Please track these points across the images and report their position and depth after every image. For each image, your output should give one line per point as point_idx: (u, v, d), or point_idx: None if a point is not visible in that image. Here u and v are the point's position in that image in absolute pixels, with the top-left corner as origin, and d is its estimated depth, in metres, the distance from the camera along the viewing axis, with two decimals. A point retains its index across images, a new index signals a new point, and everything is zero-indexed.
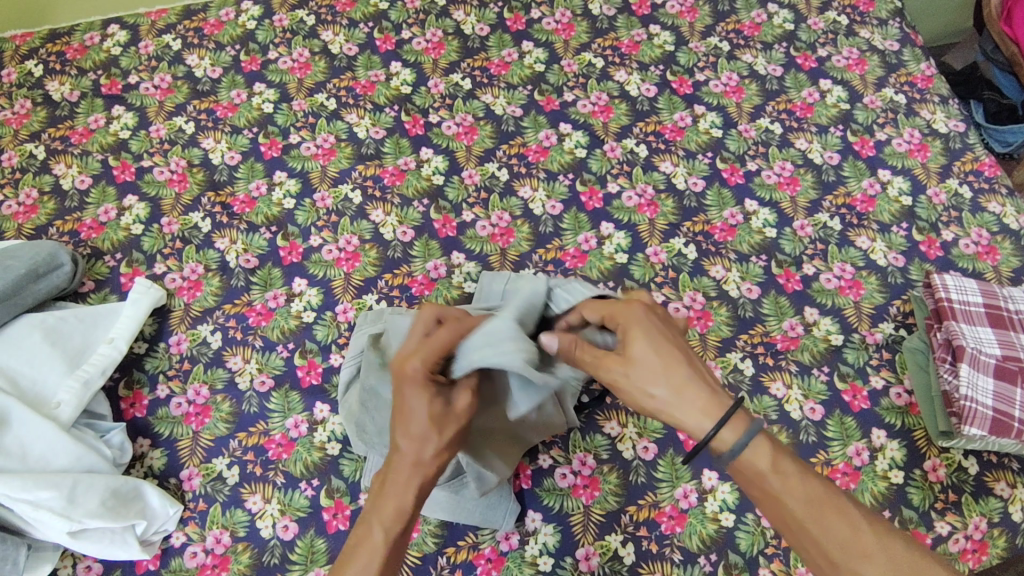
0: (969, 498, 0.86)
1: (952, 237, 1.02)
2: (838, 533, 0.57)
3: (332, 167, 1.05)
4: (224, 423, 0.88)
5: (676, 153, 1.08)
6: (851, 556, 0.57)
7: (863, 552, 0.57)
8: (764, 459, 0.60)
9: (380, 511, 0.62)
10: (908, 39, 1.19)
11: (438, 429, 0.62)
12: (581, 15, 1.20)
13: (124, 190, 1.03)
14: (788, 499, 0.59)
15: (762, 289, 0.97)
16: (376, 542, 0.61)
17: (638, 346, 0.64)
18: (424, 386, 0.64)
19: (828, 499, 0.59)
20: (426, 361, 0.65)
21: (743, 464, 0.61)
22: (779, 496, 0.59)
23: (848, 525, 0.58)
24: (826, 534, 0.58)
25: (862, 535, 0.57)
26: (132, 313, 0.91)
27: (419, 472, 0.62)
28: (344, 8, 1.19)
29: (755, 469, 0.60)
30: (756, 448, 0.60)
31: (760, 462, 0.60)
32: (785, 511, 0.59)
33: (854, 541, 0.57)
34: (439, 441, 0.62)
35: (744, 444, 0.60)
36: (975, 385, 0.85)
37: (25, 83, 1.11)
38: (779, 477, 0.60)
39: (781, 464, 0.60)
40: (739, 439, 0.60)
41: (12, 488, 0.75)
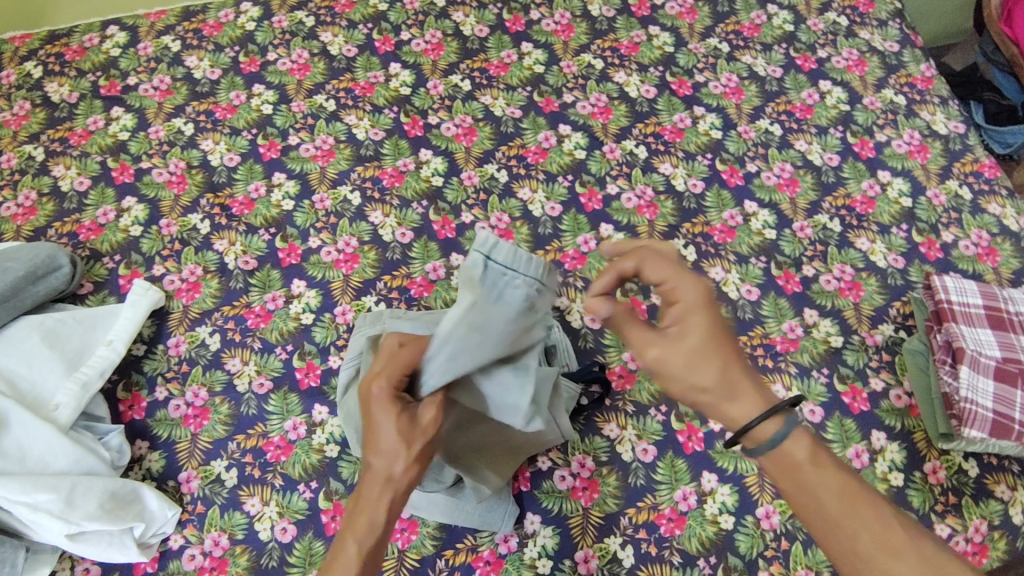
0: (970, 500, 0.86)
1: (952, 238, 1.02)
2: (869, 528, 0.55)
3: (332, 168, 1.05)
4: (223, 425, 0.88)
5: (676, 154, 1.07)
6: (882, 551, 0.54)
7: (895, 547, 0.54)
8: (804, 448, 0.58)
9: (354, 528, 0.58)
10: (908, 40, 1.19)
11: (405, 441, 0.58)
12: (581, 16, 1.20)
13: (123, 192, 1.03)
14: (822, 493, 0.56)
15: (762, 291, 0.97)
16: (350, 560, 0.58)
17: (699, 331, 0.59)
18: (387, 400, 0.60)
19: (862, 494, 0.56)
20: (391, 380, 0.61)
21: (782, 456, 0.58)
22: (812, 488, 0.56)
23: (881, 522, 0.55)
24: (857, 528, 0.55)
25: (893, 530, 0.55)
26: (131, 315, 0.91)
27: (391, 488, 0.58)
28: (343, 10, 1.19)
29: (794, 460, 0.57)
30: (796, 439, 0.58)
31: (800, 451, 0.58)
32: (818, 504, 0.56)
33: (887, 537, 0.54)
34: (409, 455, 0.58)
35: (789, 430, 0.58)
36: (975, 387, 0.84)
37: (24, 85, 1.11)
38: (819, 473, 0.57)
39: (820, 458, 0.57)
40: (783, 429, 0.58)
41: (10, 490, 0.75)
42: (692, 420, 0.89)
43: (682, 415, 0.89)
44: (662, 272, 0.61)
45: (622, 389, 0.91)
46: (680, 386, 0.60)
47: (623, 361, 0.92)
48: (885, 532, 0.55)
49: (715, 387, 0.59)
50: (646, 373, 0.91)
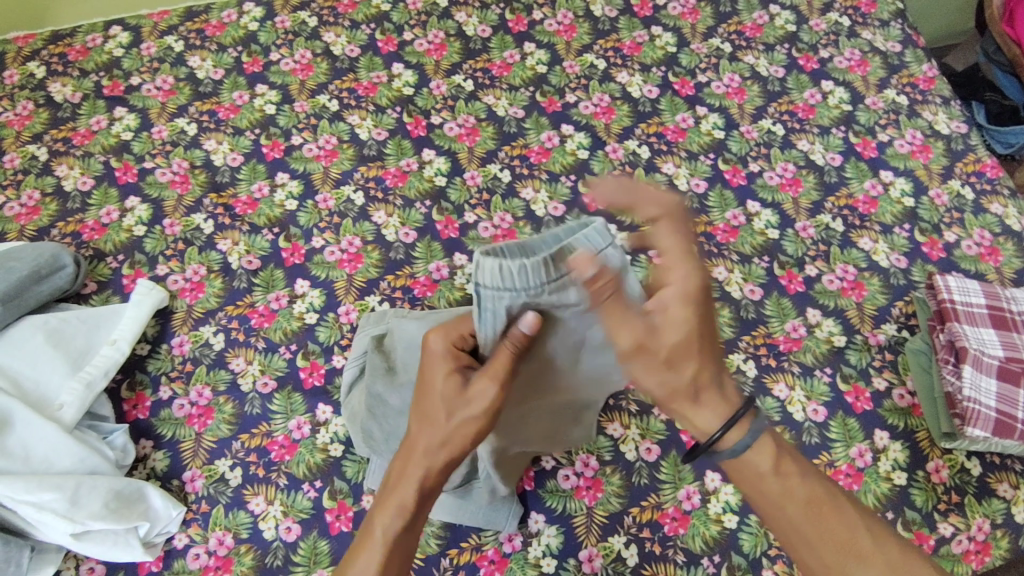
0: (972, 499, 0.86)
1: (954, 238, 1.02)
2: (832, 538, 0.56)
3: (335, 168, 1.05)
4: (227, 425, 0.88)
5: (679, 154, 1.08)
6: (848, 559, 0.55)
7: (859, 554, 0.55)
8: (770, 456, 0.56)
9: (388, 505, 0.57)
10: (909, 40, 1.19)
11: (451, 415, 0.57)
12: (583, 16, 1.20)
13: (127, 192, 1.03)
14: (785, 505, 0.56)
15: (764, 290, 0.97)
16: (377, 541, 0.57)
17: (674, 331, 0.54)
18: (444, 360, 0.59)
19: (825, 500, 0.57)
20: (448, 336, 0.59)
21: (745, 464, 0.57)
22: (777, 497, 0.56)
23: (846, 534, 0.56)
24: (823, 539, 0.56)
25: (857, 539, 0.56)
26: (135, 315, 0.91)
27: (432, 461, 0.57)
28: (346, 10, 1.19)
29: (757, 470, 0.57)
30: (760, 445, 0.56)
31: (764, 457, 0.56)
32: (782, 512, 0.56)
33: (851, 546, 0.56)
34: (452, 430, 0.57)
35: (753, 436, 0.56)
36: (978, 387, 0.85)
37: (27, 85, 1.11)
38: (784, 483, 0.56)
39: (785, 465, 0.56)
40: (745, 437, 0.56)
41: (15, 490, 0.75)
42: None
43: None
44: (668, 251, 0.56)
45: (626, 388, 0.91)
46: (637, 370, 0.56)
47: None
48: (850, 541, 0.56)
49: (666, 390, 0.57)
50: None
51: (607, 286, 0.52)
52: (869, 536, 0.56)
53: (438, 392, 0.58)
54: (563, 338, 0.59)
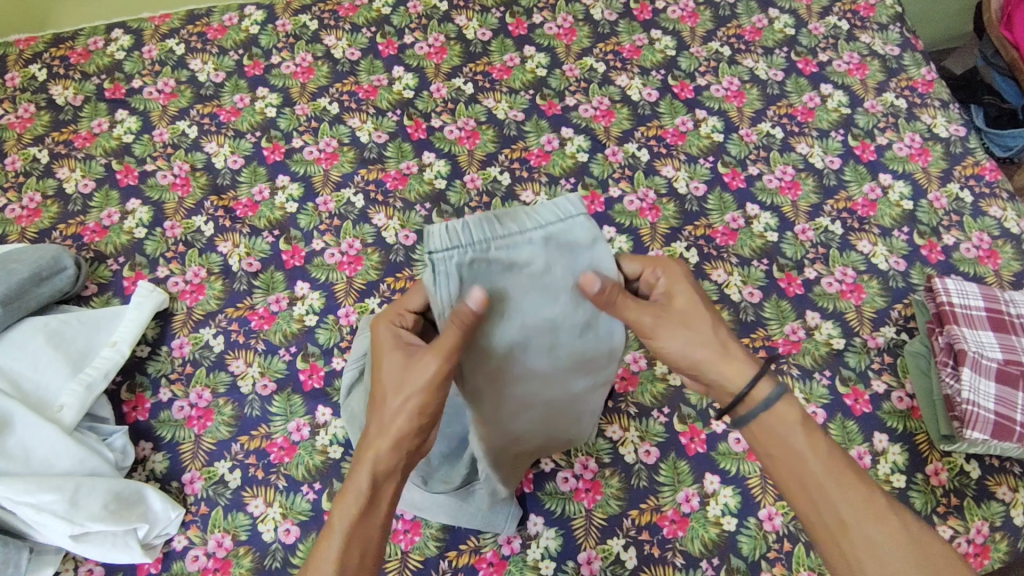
0: (971, 502, 0.86)
1: (953, 241, 1.02)
2: (850, 497, 0.59)
3: (335, 171, 1.05)
4: (227, 427, 0.88)
5: (678, 157, 1.08)
6: (863, 514, 0.59)
7: (875, 511, 0.59)
8: (793, 416, 0.62)
9: (344, 497, 0.58)
10: (908, 44, 1.20)
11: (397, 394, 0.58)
12: (583, 20, 1.20)
13: (127, 194, 1.04)
14: (807, 461, 0.60)
15: (763, 293, 0.98)
16: (336, 533, 0.57)
17: (682, 293, 0.64)
18: (390, 347, 0.61)
19: (845, 461, 0.61)
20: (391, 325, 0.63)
21: (772, 419, 0.62)
22: (800, 452, 0.61)
23: (863, 495, 0.59)
24: (841, 498, 0.59)
25: (875, 502, 0.59)
26: (135, 317, 0.91)
27: (380, 445, 0.58)
28: (346, 13, 1.19)
29: (784, 424, 0.62)
30: (787, 405, 0.62)
31: (790, 415, 0.62)
32: (803, 468, 0.61)
33: (868, 507, 0.59)
34: (397, 411, 0.58)
35: (779, 397, 0.62)
36: (976, 389, 0.85)
37: (29, 87, 1.12)
38: (809, 440, 0.61)
39: (810, 424, 0.62)
40: (775, 392, 0.62)
41: (14, 491, 0.75)
42: (694, 422, 0.89)
43: (684, 417, 0.89)
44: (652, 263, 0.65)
45: (625, 391, 0.91)
46: (666, 335, 0.62)
47: (625, 363, 0.92)
48: (867, 498, 0.59)
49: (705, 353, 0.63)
50: (649, 376, 0.92)
51: (613, 295, 0.56)
52: (884, 503, 0.59)
53: (385, 379, 0.60)
54: (521, 315, 0.56)
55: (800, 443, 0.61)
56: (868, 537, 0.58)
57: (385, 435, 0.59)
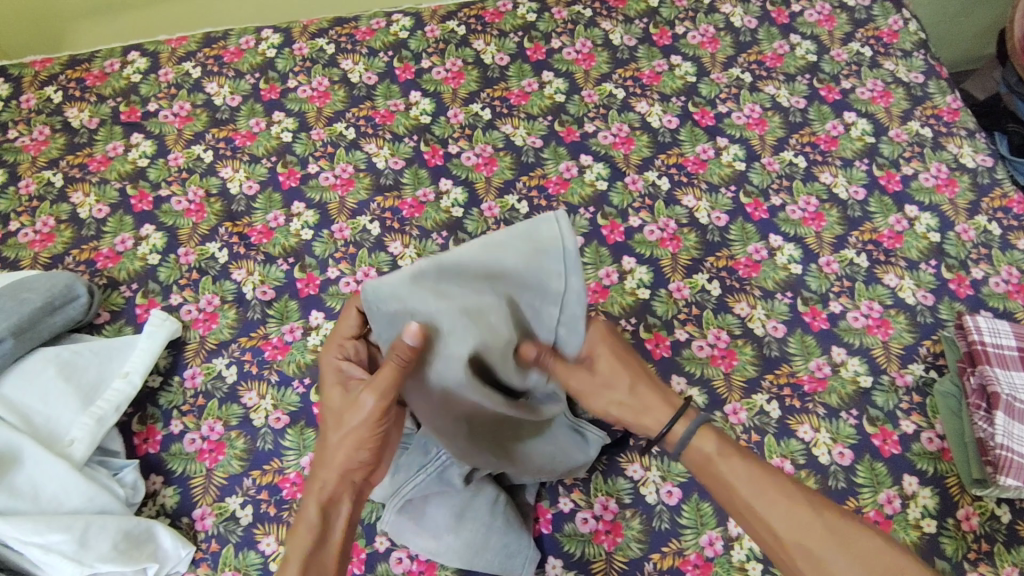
0: (1002, 548, 0.83)
1: (982, 275, 1.00)
2: (782, 510, 0.62)
3: (351, 198, 1.04)
4: (238, 461, 0.86)
5: (699, 186, 1.06)
6: (795, 525, 0.61)
7: (803, 516, 0.61)
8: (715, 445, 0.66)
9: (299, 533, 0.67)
10: (933, 71, 1.17)
11: (334, 437, 0.68)
12: (602, 45, 1.19)
13: (141, 220, 1.02)
14: (736, 485, 0.64)
15: (788, 327, 0.95)
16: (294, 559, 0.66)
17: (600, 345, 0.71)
18: (331, 385, 0.73)
19: (767, 475, 0.64)
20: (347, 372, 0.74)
21: (695, 452, 0.67)
22: (725, 478, 0.65)
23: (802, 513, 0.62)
24: (770, 513, 0.62)
25: (803, 508, 0.62)
26: (148, 346, 0.90)
27: (322, 480, 0.68)
28: (363, 37, 1.18)
29: (706, 453, 0.66)
30: (705, 439, 0.67)
31: (711, 448, 0.66)
32: (732, 494, 0.64)
33: (799, 515, 0.61)
34: (337, 447, 0.67)
35: (697, 429, 0.67)
36: (1010, 433, 0.82)
37: (44, 110, 1.11)
38: (734, 470, 0.65)
39: (729, 450, 0.66)
40: (691, 428, 0.67)
41: (23, 531, 0.74)
42: None
43: None
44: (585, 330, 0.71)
45: None
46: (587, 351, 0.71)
47: None
48: (798, 510, 0.62)
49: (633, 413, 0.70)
50: None
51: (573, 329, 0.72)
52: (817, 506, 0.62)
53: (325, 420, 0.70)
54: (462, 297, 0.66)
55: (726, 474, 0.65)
56: (804, 545, 0.61)
57: (324, 473, 0.68)
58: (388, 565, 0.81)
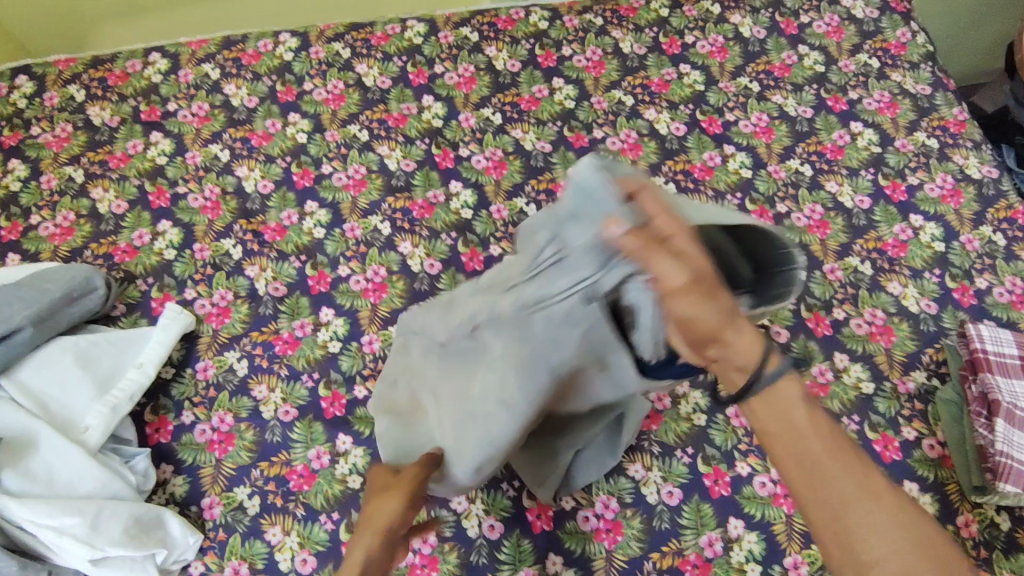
0: (1000, 555, 0.83)
1: (985, 285, 1.00)
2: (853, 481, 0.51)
3: (363, 198, 1.06)
4: (247, 452, 0.88)
5: (705, 193, 1.07)
6: (865, 503, 0.50)
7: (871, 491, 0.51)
8: (798, 389, 0.53)
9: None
10: (940, 83, 1.18)
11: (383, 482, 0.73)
12: (612, 53, 1.21)
13: (159, 216, 1.05)
14: (807, 441, 0.52)
15: (791, 333, 0.96)
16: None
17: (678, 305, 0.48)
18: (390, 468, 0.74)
19: (844, 442, 0.52)
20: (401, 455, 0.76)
21: (777, 397, 0.53)
22: (805, 429, 0.52)
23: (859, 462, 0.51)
24: (842, 478, 0.51)
25: (875, 480, 0.51)
26: (162, 338, 0.92)
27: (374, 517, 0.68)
28: (378, 42, 1.21)
29: (790, 402, 0.53)
30: (792, 384, 0.53)
31: (795, 394, 0.53)
32: (805, 454, 0.52)
33: (866, 483, 0.51)
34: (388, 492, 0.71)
35: (783, 371, 0.53)
36: (1010, 440, 0.83)
37: (67, 107, 1.15)
38: (816, 423, 0.52)
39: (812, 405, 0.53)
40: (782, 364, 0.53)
41: (37, 514, 0.76)
42: (718, 464, 0.87)
43: (708, 457, 0.88)
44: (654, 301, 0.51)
45: (648, 429, 0.89)
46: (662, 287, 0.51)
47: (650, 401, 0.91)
48: (870, 487, 0.51)
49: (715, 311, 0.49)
50: (673, 413, 0.90)
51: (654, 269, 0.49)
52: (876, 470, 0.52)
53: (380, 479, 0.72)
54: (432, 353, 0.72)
55: (802, 426, 0.52)
56: (866, 522, 0.50)
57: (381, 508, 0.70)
58: None
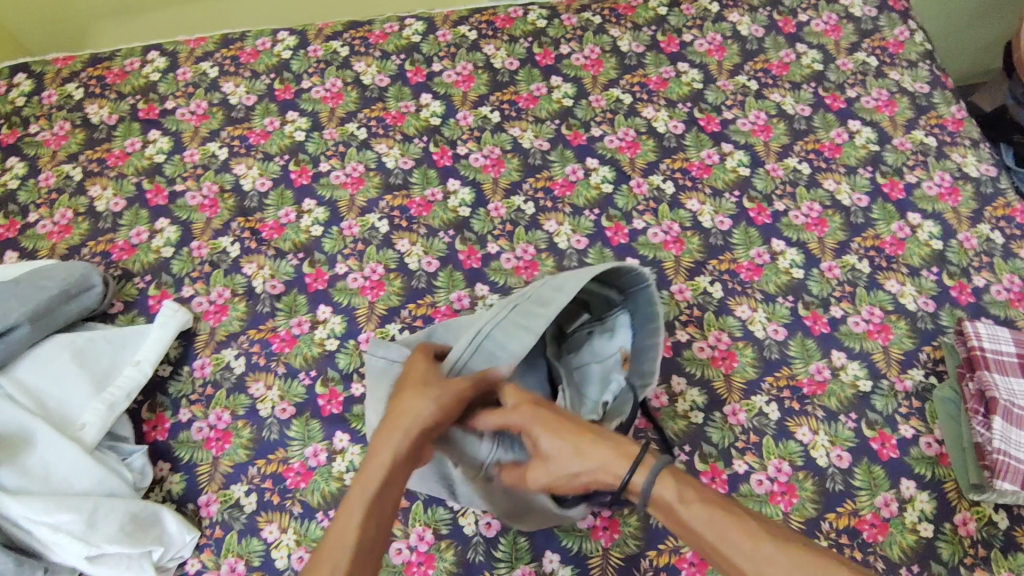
0: (998, 553, 0.83)
1: (983, 283, 1.00)
2: (745, 554, 0.55)
3: (360, 196, 1.06)
4: (244, 449, 0.88)
5: (703, 191, 1.07)
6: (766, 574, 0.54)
7: (765, 557, 0.54)
8: (670, 484, 0.60)
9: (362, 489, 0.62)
10: (938, 81, 1.18)
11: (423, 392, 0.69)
12: (610, 51, 1.21)
13: (157, 214, 1.05)
14: (698, 530, 0.58)
15: (788, 330, 0.96)
16: (356, 510, 0.60)
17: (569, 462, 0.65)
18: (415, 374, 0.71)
19: (728, 517, 0.57)
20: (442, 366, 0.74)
21: (659, 500, 0.61)
22: (688, 524, 0.59)
23: (737, 526, 0.56)
24: (737, 555, 0.55)
25: (763, 543, 0.55)
26: (159, 335, 0.92)
27: (407, 426, 0.66)
28: (376, 41, 1.21)
29: (668, 502, 0.60)
30: (664, 480, 0.61)
31: (669, 495, 0.60)
32: (703, 545, 0.58)
33: (757, 552, 0.55)
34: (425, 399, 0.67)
35: (654, 474, 0.61)
36: (1008, 439, 0.83)
37: (65, 106, 1.15)
38: (697, 513, 0.59)
39: (687, 495, 0.60)
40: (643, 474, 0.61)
41: (34, 510, 0.76)
42: (715, 461, 0.87)
43: (705, 455, 0.88)
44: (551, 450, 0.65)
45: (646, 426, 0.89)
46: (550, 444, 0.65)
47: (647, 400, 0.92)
48: (762, 553, 0.54)
49: (583, 467, 0.64)
50: (670, 412, 0.91)
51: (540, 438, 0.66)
52: (758, 526, 0.56)
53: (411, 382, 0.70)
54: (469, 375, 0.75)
55: (687, 520, 0.59)
56: None
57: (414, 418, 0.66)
58: (388, 556, 0.83)
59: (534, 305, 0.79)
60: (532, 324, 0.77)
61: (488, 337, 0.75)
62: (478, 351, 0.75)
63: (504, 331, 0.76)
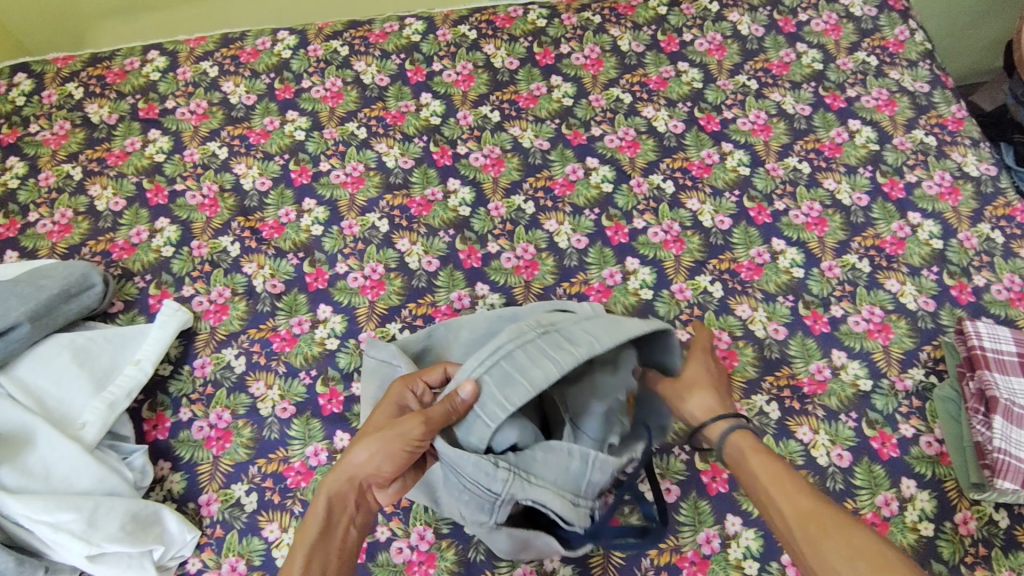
0: (999, 552, 0.83)
1: (983, 282, 1.00)
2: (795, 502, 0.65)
3: (360, 196, 1.06)
4: (245, 449, 0.88)
5: (703, 190, 1.07)
6: (804, 521, 0.63)
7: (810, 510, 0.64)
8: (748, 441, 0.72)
9: (303, 538, 0.67)
10: (939, 81, 1.18)
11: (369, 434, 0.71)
12: (610, 51, 1.21)
13: (157, 213, 1.05)
14: (757, 476, 0.69)
15: (789, 330, 0.96)
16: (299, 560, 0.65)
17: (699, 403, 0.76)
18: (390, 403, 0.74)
19: (789, 477, 0.67)
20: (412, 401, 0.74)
21: (732, 450, 0.73)
22: (751, 469, 0.70)
23: (795, 486, 0.66)
24: (784, 500, 0.66)
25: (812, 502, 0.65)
26: (160, 335, 0.92)
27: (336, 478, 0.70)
28: (376, 40, 1.21)
29: (739, 452, 0.72)
30: (741, 437, 0.73)
31: (745, 445, 0.72)
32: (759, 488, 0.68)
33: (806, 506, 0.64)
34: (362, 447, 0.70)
35: (735, 428, 0.73)
36: (1009, 437, 0.83)
37: (65, 105, 1.15)
38: (763, 465, 0.69)
39: (759, 450, 0.71)
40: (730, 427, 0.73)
41: (35, 510, 0.76)
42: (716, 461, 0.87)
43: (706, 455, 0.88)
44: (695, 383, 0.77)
45: None
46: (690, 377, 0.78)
47: None
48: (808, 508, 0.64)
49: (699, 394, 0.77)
50: None
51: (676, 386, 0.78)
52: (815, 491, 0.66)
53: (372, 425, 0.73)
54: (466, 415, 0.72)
55: (753, 466, 0.70)
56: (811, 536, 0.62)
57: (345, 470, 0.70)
58: (388, 555, 0.83)
59: (564, 339, 0.72)
60: (558, 353, 0.70)
61: (507, 356, 0.71)
62: (491, 369, 0.70)
63: (528, 355, 0.70)
